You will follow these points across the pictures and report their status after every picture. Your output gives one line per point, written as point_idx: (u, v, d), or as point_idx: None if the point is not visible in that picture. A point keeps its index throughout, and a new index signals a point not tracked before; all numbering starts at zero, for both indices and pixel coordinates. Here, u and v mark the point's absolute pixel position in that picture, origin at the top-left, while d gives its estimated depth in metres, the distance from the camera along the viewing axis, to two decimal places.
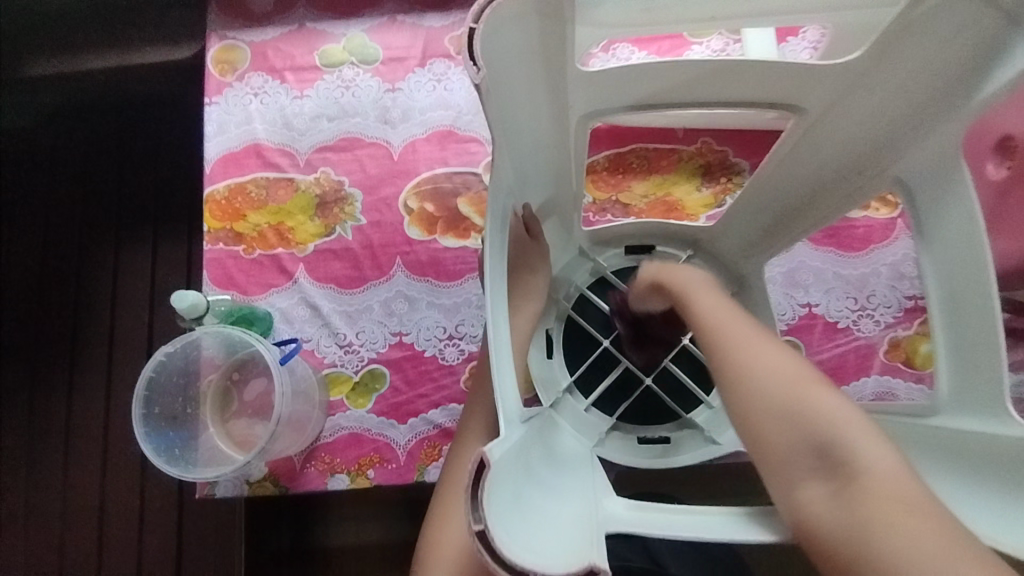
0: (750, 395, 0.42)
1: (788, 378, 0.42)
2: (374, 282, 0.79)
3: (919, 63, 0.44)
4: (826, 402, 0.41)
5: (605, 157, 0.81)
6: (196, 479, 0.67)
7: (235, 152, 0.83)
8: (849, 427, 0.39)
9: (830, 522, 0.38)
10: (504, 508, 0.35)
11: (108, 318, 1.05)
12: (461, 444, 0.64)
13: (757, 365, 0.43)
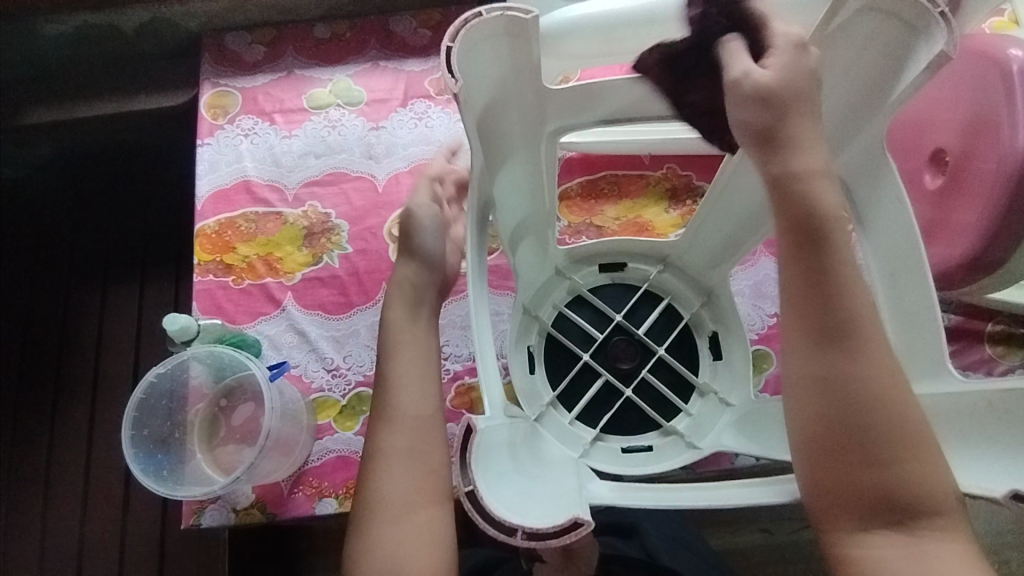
0: (858, 424, 0.42)
1: (895, 417, 0.42)
2: (360, 308, 0.82)
3: (846, 65, 0.50)
4: (920, 448, 0.42)
5: (578, 184, 0.86)
6: (183, 498, 0.68)
7: (226, 188, 0.87)
8: (906, 406, 0.43)
9: (889, 551, 0.42)
10: (489, 478, 0.44)
11: (93, 361, 1.05)
12: (376, 429, 0.52)
13: (874, 399, 0.42)
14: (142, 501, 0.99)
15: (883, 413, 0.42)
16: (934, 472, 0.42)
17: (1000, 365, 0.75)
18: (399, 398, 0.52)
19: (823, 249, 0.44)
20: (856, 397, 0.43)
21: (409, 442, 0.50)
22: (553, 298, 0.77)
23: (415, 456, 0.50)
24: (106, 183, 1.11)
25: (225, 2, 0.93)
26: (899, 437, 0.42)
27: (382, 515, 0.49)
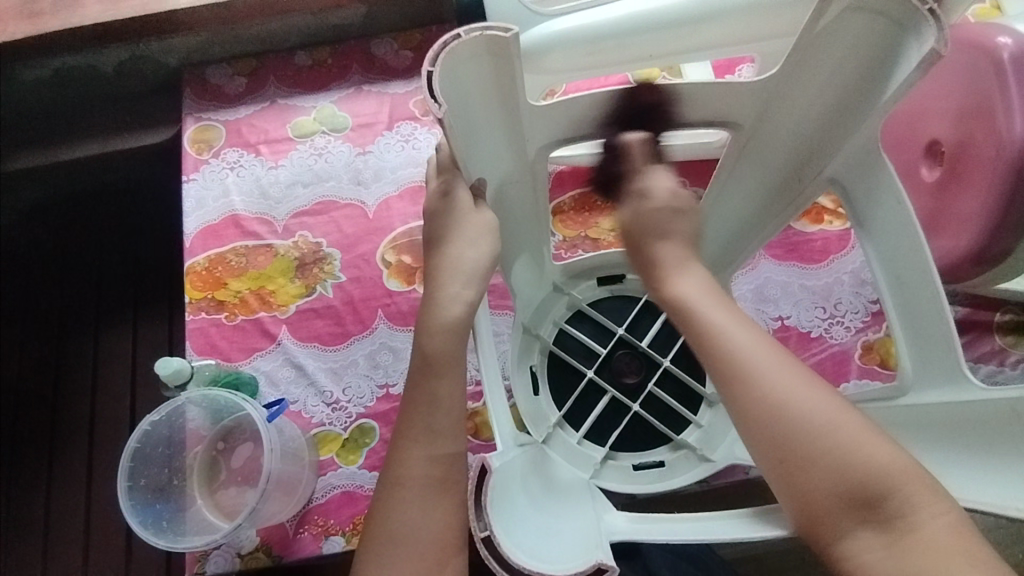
0: (788, 447, 0.42)
1: (818, 425, 0.42)
2: (357, 337, 0.80)
3: (837, 65, 0.49)
4: (857, 443, 0.41)
5: (570, 197, 0.85)
6: (185, 550, 0.65)
7: (214, 224, 0.86)
8: (824, 408, 0.42)
9: (880, 566, 0.39)
10: (505, 519, 0.44)
11: (88, 404, 1.03)
12: (393, 461, 0.47)
13: (790, 417, 0.42)
14: (145, 547, 0.97)
15: (797, 421, 0.42)
16: (885, 459, 0.41)
17: (1012, 355, 0.73)
18: (420, 430, 0.47)
19: (693, 312, 0.48)
20: (789, 423, 0.42)
21: (430, 477, 0.46)
22: (554, 315, 0.75)
23: (437, 492, 0.46)
24: (92, 223, 1.09)
25: (203, 36, 0.92)
26: (820, 438, 0.42)
27: (396, 556, 0.44)
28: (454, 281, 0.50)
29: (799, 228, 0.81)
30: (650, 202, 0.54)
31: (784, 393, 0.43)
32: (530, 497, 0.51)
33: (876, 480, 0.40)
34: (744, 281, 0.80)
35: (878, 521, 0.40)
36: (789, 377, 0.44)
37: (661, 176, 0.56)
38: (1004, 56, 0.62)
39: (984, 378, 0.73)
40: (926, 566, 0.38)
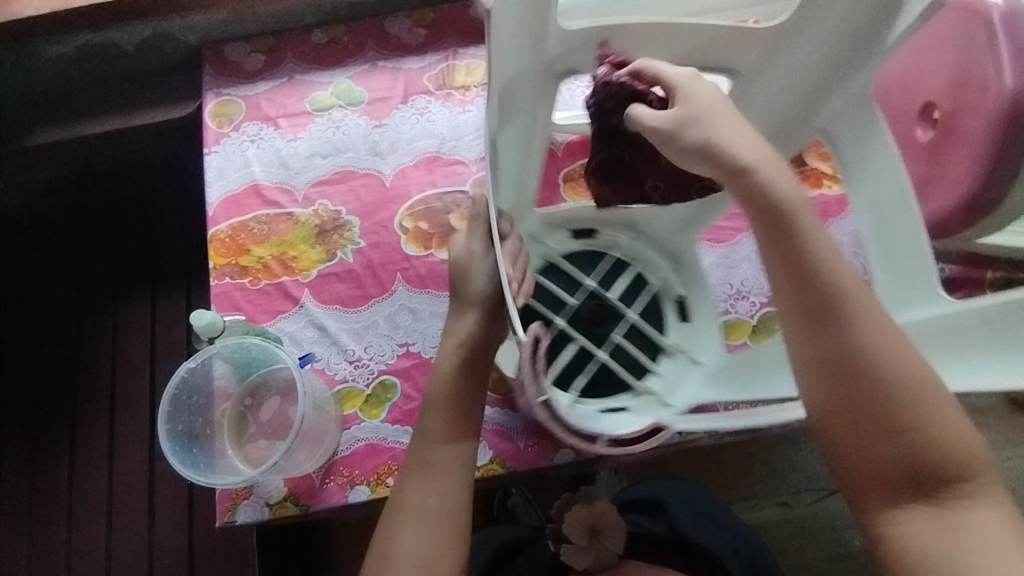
0: (874, 405, 0.48)
1: (904, 391, 0.47)
2: (377, 299, 0.84)
3: (851, 15, 0.53)
4: (932, 417, 0.47)
5: (581, 165, 0.89)
6: (222, 487, 0.68)
7: (236, 193, 0.89)
8: (918, 379, 0.48)
9: (919, 522, 0.47)
10: (538, 391, 0.47)
11: (109, 375, 1.06)
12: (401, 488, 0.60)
13: (880, 376, 0.48)
14: (166, 514, 1.00)
15: (888, 386, 0.48)
16: (951, 432, 0.48)
17: None
18: (415, 462, 0.60)
19: (801, 240, 0.50)
20: (878, 386, 0.48)
21: (422, 510, 0.58)
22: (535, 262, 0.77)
23: (429, 524, 0.58)
24: (111, 201, 1.12)
25: (223, 14, 0.95)
26: (902, 391, 0.47)
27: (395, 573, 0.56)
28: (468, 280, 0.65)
29: None
30: (700, 100, 0.51)
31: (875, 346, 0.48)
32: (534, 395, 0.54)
33: (936, 438, 0.47)
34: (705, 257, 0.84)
35: (932, 488, 0.47)
36: (878, 330, 0.48)
37: (689, 75, 0.53)
38: (995, 17, 0.65)
39: None
40: (964, 530, 0.46)
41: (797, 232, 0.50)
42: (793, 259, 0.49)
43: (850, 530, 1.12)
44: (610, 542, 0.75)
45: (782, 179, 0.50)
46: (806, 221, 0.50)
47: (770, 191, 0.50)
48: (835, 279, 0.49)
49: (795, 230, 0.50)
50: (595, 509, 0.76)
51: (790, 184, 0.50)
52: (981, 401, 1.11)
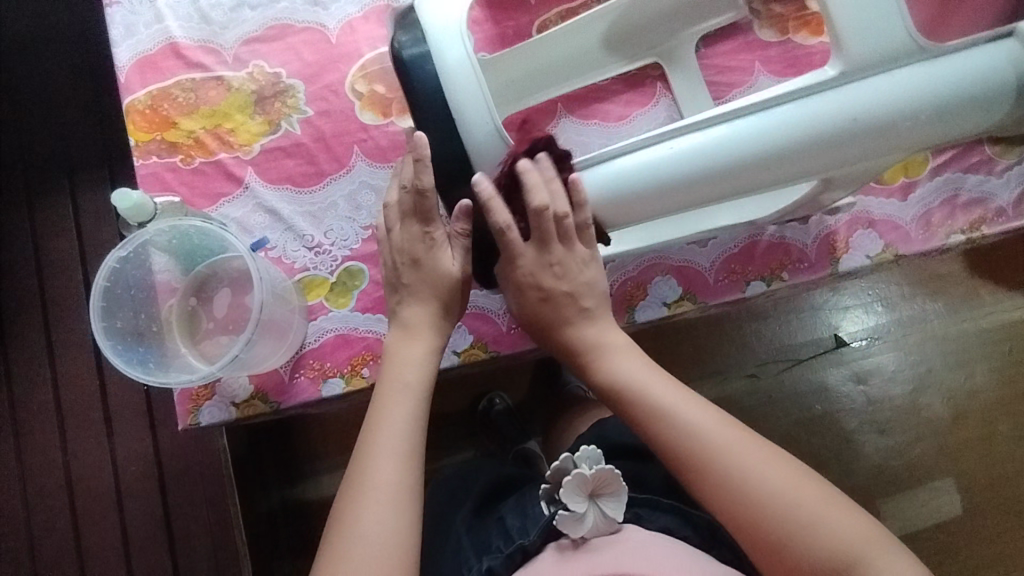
0: (734, 476, 0.51)
1: (758, 472, 0.50)
2: (334, 176, 0.73)
3: None
4: (767, 500, 0.49)
5: (557, 14, 0.77)
6: (180, 385, 0.61)
7: (151, 55, 0.74)
8: (759, 501, 0.50)
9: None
10: (1008, 71, 0.49)
11: (34, 282, 0.97)
12: (361, 471, 0.52)
13: (735, 471, 0.51)
14: (125, 424, 0.95)
15: (757, 499, 0.50)
16: (820, 516, 0.48)
17: (998, 165, 0.76)
18: (405, 426, 0.54)
19: (648, 396, 0.56)
20: (722, 461, 0.51)
21: (395, 483, 0.51)
22: (441, 60, 0.53)
23: (400, 498, 0.51)
24: (16, 83, 1.00)
25: None
26: (759, 500, 0.49)
27: (361, 548, 0.48)
28: (432, 300, 0.59)
29: (799, 41, 0.75)
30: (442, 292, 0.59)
31: (724, 458, 0.51)
32: (855, 116, 0.48)
33: (772, 528, 0.49)
34: (581, 130, 0.74)
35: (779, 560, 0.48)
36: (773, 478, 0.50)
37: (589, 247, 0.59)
38: None
39: (973, 187, 0.75)
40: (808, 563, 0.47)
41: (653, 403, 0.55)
42: (652, 431, 0.55)
43: (813, 397, 1.10)
44: (610, 509, 0.61)
45: (609, 355, 0.59)
46: (698, 426, 0.53)
47: (599, 367, 0.59)
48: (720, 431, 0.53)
49: (652, 408, 0.55)
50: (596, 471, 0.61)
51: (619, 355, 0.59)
52: (940, 265, 1.12)
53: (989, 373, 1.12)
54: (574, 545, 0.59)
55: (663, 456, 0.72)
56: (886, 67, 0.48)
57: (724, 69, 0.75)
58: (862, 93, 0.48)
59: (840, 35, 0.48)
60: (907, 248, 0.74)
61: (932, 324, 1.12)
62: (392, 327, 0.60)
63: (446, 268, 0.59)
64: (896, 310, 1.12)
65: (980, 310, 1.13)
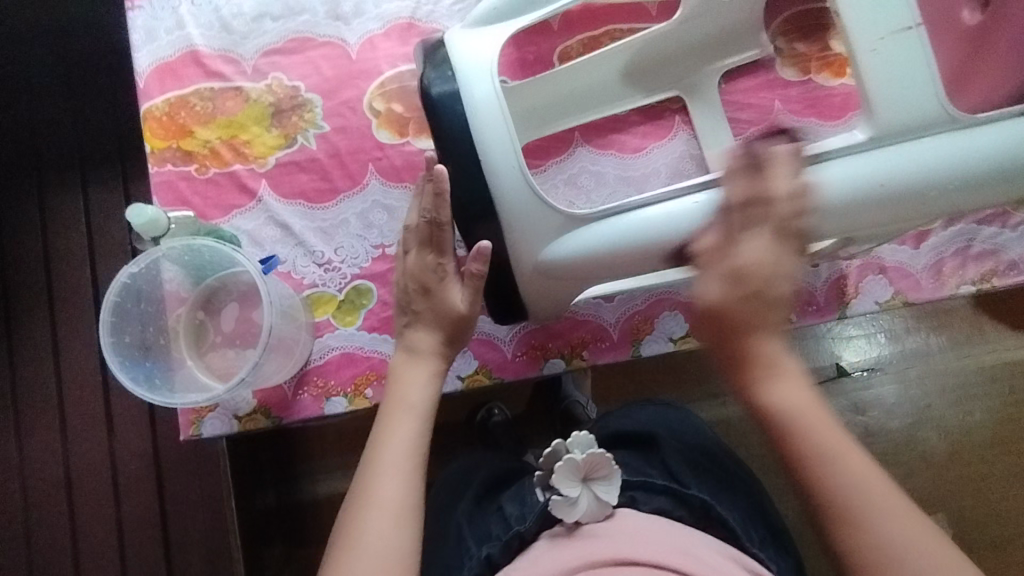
0: (868, 534, 0.46)
1: (899, 523, 0.46)
2: (347, 193, 0.73)
3: None
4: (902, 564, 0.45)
5: (579, 40, 0.76)
6: (186, 403, 0.61)
7: (170, 61, 0.74)
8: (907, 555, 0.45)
9: None
10: None
11: (42, 274, 0.97)
12: (365, 485, 0.52)
13: (870, 525, 0.46)
14: (126, 421, 0.96)
15: (887, 556, 0.46)
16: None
17: (1013, 218, 0.75)
18: (409, 446, 0.54)
19: (802, 428, 0.50)
20: (852, 506, 0.47)
21: (396, 499, 0.51)
22: (470, 97, 0.55)
23: (401, 514, 0.51)
24: (33, 75, 0.99)
25: None
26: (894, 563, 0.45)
27: (360, 563, 0.48)
28: (440, 332, 0.60)
29: (820, 82, 0.74)
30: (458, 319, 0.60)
31: (869, 509, 0.47)
32: (886, 181, 0.52)
33: None
34: (596, 159, 0.74)
35: None
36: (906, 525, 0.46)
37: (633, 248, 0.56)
38: None
39: (986, 238, 0.75)
40: None
41: (804, 436, 0.50)
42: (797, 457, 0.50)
43: None
44: (604, 492, 0.61)
45: (785, 374, 0.53)
46: (836, 455, 0.49)
47: (760, 391, 0.52)
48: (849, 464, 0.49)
49: (801, 432, 0.50)
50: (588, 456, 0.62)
51: (771, 355, 0.53)
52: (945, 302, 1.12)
53: (987, 412, 1.12)
54: (568, 530, 0.59)
55: (661, 441, 0.73)
56: (916, 135, 0.51)
57: (744, 106, 0.75)
58: (900, 159, 0.51)
59: (877, 103, 0.50)
60: (918, 296, 0.74)
61: (933, 360, 1.12)
62: (398, 348, 0.61)
63: (455, 306, 0.60)
64: (898, 343, 1.11)
65: (983, 348, 1.12)
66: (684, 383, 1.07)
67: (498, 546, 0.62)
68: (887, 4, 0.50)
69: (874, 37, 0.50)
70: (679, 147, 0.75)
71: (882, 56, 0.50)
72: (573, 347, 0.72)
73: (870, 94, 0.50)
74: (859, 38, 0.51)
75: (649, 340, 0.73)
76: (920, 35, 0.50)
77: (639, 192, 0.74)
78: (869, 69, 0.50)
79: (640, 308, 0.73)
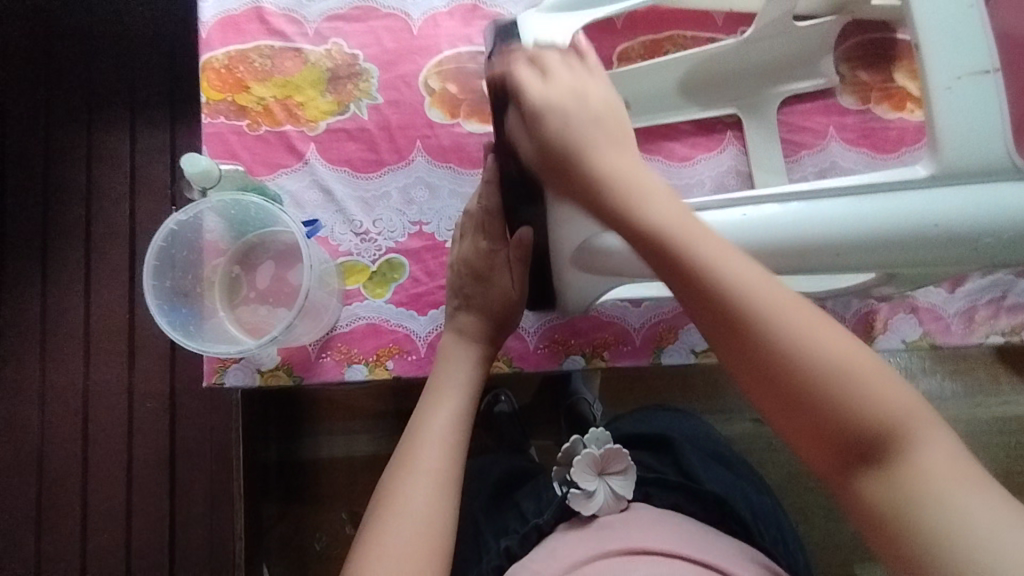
0: (801, 367, 0.39)
1: (840, 359, 0.39)
2: (392, 167, 0.74)
3: None
4: (852, 395, 0.38)
5: (640, 43, 0.76)
6: (217, 354, 0.63)
7: (234, 15, 0.74)
8: (854, 388, 0.38)
9: (886, 498, 0.37)
10: None
11: (81, 206, 0.99)
12: (408, 455, 0.55)
13: (807, 359, 0.39)
14: (147, 360, 0.98)
15: (827, 390, 0.38)
16: (907, 404, 0.38)
17: None
18: (451, 424, 0.57)
19: (697, 266, 0.42)
20: (772, 362, 0.40)
21: (438, 471, 0.54)
22: None
23: (440, 485, 0.53)
24: (95, 11, 1.01)
25: None
26: (845, 396, 0.38)
27: (401, 524, 0.50)
28: (486, 320, 0.64)
29: (878, 113, 0.73)
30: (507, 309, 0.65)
31: (794, 341, 0.40)
32: (941, 222, 0.49)
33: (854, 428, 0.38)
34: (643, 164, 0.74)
35: (881, 475, 0.38)
36: (836, 344, 0.40)
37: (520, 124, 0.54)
38: None
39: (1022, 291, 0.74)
40: (934, 486, 0.36)
41: (691, 254, 0.43)
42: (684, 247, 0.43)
43: None
44: (620, 487, 0.63)
45: (654, 200, 0.46)
46: (747, 287, 0.41)
47: (639, 204, 0.46)
48: (763, 306, 0.41)
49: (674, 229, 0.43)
50: (605, 452, 0.64)
51: (637, 177, 0.47)
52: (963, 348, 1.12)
53: (992, 463, 1.11)
54: (583, 521, 0.61)
55: (675, 442, 0.76)
56: (975, 180, 0.50)
57: (797, 128, 0.74)
58: (951, 199, 0.49)
59: (941, 142, 0.50)
60: (945, 339, 0.74)
61: (945, 404, 1.11)
62: (449, 331, 0.65)
63: (506, 290, 0.64)
64: (912, 383, 1.11)
65: (997, 399, 1.12)
66: (692, 396, 1.07)
67: (516, 539, 0.63)
68: (965, 43, 0.50)
69: (949, 76, 0.50)
70: (727, 163, 0.74)
71: (956, 94, 0.50)
72: (594, 348, 0.73)
73: (936, 133, 0.50)
74: (933, 73, 0.51)
75: (671, 349, 0.73)
76: (997, 79, 0.50)
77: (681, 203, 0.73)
78: (940, 106, 0.50)
79: (666, 317, 0.73)
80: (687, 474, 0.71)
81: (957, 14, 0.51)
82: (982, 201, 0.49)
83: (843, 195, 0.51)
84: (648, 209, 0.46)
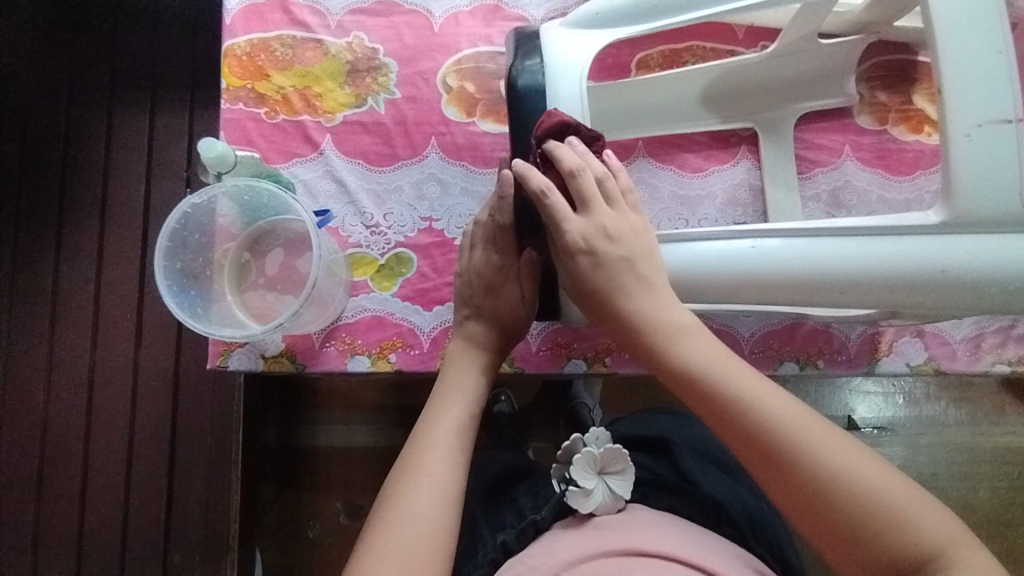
0: (824, 486, 0.44)
1: (858, 475, 0.44)
2: (406, 162, 0.75)
3: None
4: (881, 504, 0.43)
5: (660, 52, 0.76)
6: (223, 337, 0.64)
7: (259, 3, 0.75)
8: (877, 497, 0.44)
9: None
10: None
11: (98, 184, 1.00)
12: (415, 456, 0.55)
13: (833, 474, 0.44)
14: (154, 340, 0.99)
15: (850, 503, 0.44)
16: (925, 512, 0.43)
17: None
18: (458, 425, 0.58)
19: (724, 394, 0.48)
20: (802, 491, 0.45)
21: (444, 473, 0.54)
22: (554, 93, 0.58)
23: (445, 487, 0.53)
24: None
25: None
26: (870, 512, 0.43)
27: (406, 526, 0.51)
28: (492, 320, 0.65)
29: (895, 134, 0.73)
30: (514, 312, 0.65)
31: (820, 465, 0.45)
32: (944, 267, 0.50)
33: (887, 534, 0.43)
34: (656, 173, 0.74)
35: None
36: (891, 487, 0.44)
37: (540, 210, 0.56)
38: None
39: None
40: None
41: (709, 377, 0.49)
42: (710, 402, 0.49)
43: None
44: (618, 486, 0.63)
45: (681, 334, 0.52)
46: (770, 416, 0.47)
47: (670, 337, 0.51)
48: (787, 434, 0.46)
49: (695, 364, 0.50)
50: (604, 450, 0.64)
51: (665, 305, 0.53)
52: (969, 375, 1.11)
53: (992, 493, 1.10)
54: (579, 521, 0.61)
55: (674, 447, 0.76)
56: (984, 224, 0.50)
57: (812, 144, 0.74)
58: (957, 246, 0.50)
59: (956, 189, 0.50)
60: (950, 365, 0.73)
61: (948, 430, 1.10)
62: (457, 335, 0.65)
63: (515, 300, 0.65)
64: (916, 408, 1.10)
65: (1000, 428, 1.11)
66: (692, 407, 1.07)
67: (513, 534, 0.64)
68: (990, 89, 0.50)
69: (969, 123, 0.50)
70: (739, 175, 0.74)
71: (975, 142, 0.49)
72: (596, 352, 0.73)
73: (952, 180, 0.50)
74: (955, 114, 0.50)
75: None
76: (1018, 130, 0.49)
77: (692, 214, 0.73)
78: (959, 153, 0.49)
79: None
80: (687, 479, 0.71)
81: (983, 43, 0.50)
82: (987, 251, 0.50)
83: (856, 235, 0.52)
84: (678, 334, 0.52)
